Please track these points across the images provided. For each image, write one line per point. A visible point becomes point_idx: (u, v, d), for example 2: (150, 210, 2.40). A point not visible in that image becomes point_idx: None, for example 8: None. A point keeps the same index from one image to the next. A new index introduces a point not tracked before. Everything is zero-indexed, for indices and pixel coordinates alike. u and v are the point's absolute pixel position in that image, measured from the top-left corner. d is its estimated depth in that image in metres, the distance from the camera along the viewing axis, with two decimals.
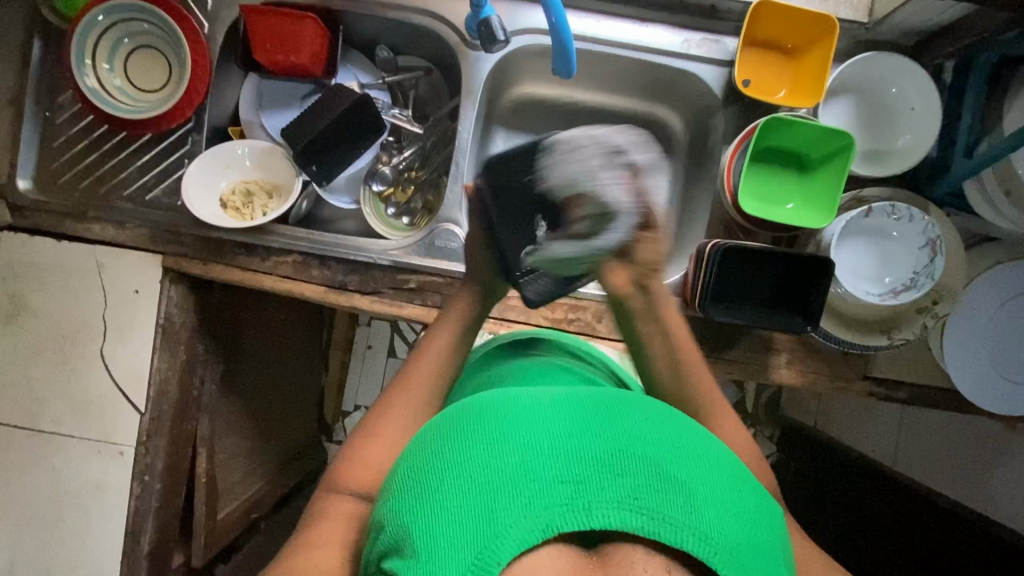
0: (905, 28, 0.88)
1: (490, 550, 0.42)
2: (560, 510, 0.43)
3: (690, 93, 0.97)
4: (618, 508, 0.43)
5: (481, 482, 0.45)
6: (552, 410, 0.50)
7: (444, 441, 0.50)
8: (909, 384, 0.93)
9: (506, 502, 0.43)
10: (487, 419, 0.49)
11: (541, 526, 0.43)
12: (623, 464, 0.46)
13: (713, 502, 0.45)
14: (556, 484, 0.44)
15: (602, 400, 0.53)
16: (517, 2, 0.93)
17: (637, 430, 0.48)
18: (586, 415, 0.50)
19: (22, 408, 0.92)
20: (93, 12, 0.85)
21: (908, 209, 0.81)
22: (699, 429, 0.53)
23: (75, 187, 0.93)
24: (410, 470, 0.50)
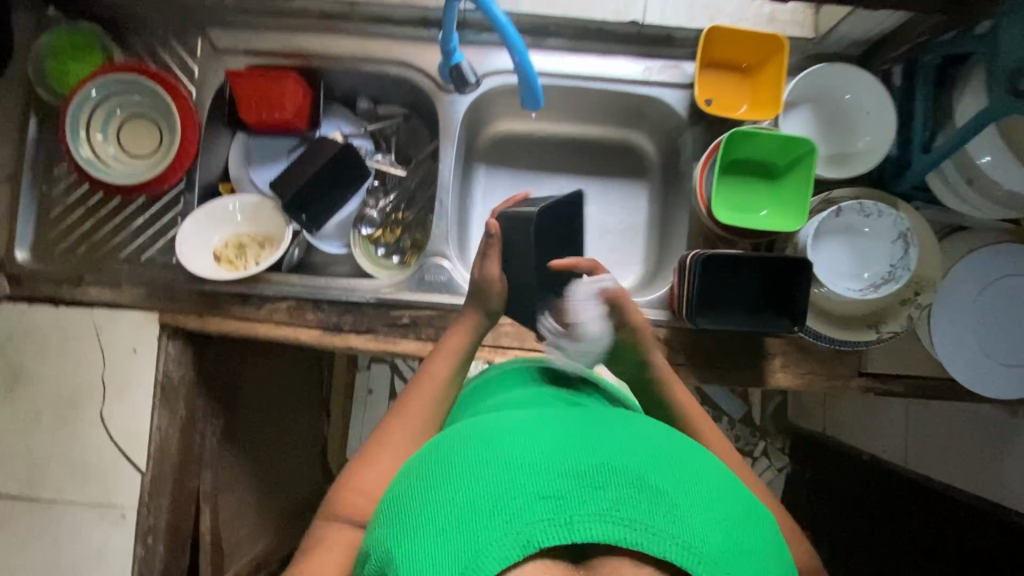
0: (850, 39, 0.93)
1: (473, 567, 0.42)
2: (542, 524, 0.44)
3: (658, 116, 1.02)
4: (601, 521, 0.44)
5: (465, 503, 0.46)
6: (536, 431, 0.51)
7: (431, 468, 0.51)
8: (905, 376, 0.93)
9: (490, 520, 0.44)
10: (472, 444, 0.51)
11: (523, 541, 0.43)
12: (605, 477, 0.46)
13: (696, 513, 0.45)
14: (538, 499, 0.45)
15: (586, 422, 0.54)
16: (485, 47, 0.99)
17: (619, 447, 0.50)
18: (569, 435, 0.51)
19: (22, 478, 0.91)
20: (87, 88, 0.90)
21: (875, 205, 0.84)
22: (683, 444, 0.54)
23: (72, 253, 0.96)
24: (398, 497, 0.51)
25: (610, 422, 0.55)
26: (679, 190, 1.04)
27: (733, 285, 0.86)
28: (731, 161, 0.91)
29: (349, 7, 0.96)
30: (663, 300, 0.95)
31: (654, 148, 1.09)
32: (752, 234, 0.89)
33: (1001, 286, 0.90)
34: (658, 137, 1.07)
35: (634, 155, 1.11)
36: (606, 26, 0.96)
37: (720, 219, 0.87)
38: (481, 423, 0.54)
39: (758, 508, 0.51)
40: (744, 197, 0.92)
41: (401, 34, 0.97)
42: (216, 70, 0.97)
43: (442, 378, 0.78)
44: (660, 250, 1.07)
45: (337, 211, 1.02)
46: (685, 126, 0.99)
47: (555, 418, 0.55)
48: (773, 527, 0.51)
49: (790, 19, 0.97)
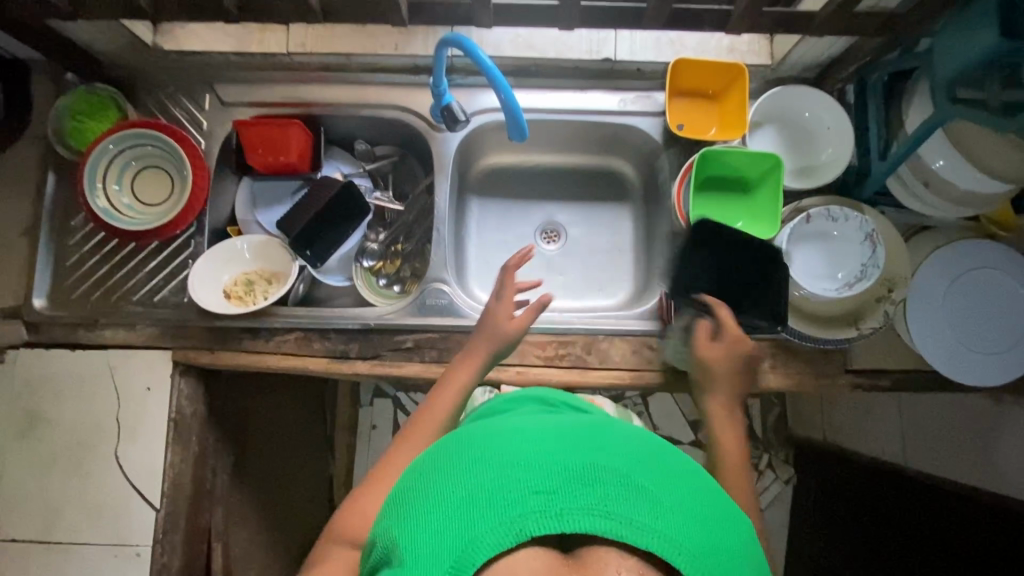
0: (804, 64, 1.02)
1: (468, 554, 0.46)
2: (533, 517, 0.47)
3: (635, 142, 1.10)
4: (589, 514, 0.47)
5: (463, 496, 0.49)
6: (530, 433, 0.54)
7: (434, 465, 0.54)
8: (886, 370, 0.99)
9: (486, 513, 0.48)
10: (470, 444, 0.54)
11: (515, 531, 0.47)
12: (594, 475, 0.50)
13: (678, 512, 0.49)
14: (531, 494, 0.48)
15: (581, 428, 0.57)
16: (472, 88, 1.07)
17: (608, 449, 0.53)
18: (564, 437, 0.54)
19: (38, 522, 0.93)
20: (104, 143, 0.97)
21: (842, 210, 0.91)
22: (669, 448, 0.57)
23: (88, 298, 1.00)
24: (401, 491, 0.54)
25: (604, 427, 0.58)
26: (661, 209, 1.11)
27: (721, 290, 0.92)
28: (706, 177, 0.98)
29: (347, 59, 1.04)
30: (654, 310, 1.00)
31: (635, 172, 1.17)
32: (731, 243, 0.96)
33: (968, 279, 0.96)
34: (637, 162, 1.15)
35: (617, 179, 1.18)
36: (582, 64, 1.05)
37: (699, 231, 0.93)
38: (480, 426, 0.58)
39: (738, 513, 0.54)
40: (721, 210, 0.98)
41: (394, 81, 1.06)
42: (223, 122, 1.04)
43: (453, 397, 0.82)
44: (648, 266, 1.13)
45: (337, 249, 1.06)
46: (661, 149, 1.07)
47: (552, 422, 0.58)
48: (753, 535, 0.54)
49: (749, 49, 1.05)
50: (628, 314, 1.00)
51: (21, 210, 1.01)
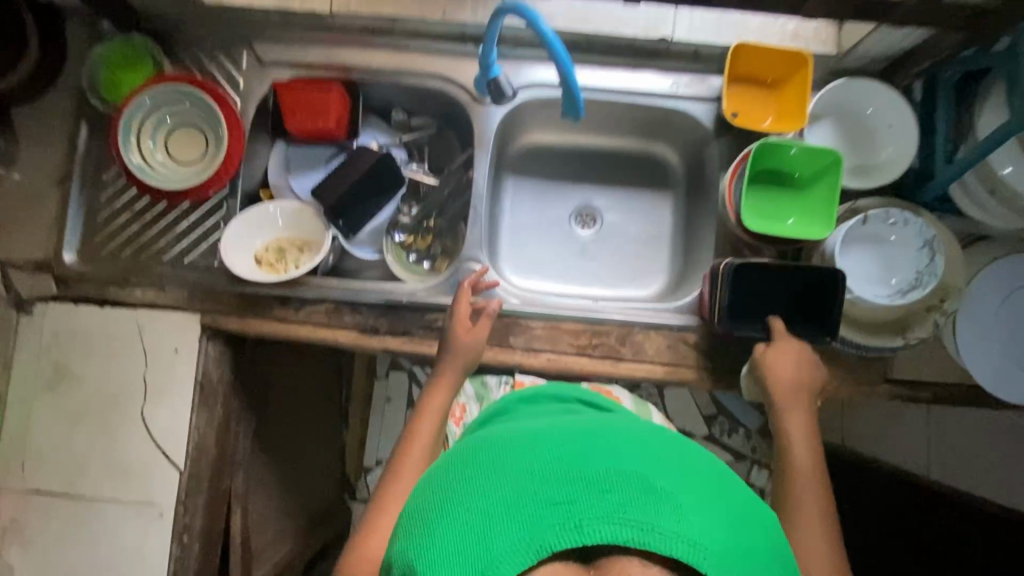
0: (872, 56, 0.97)
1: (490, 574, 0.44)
2: (553, 529, 0.45)
3: (684, 128, 1.06)
4: (610, 522, 0.45)
5: (480, 514, 0.48)
6: (540, 441, 0.53)
7: (446, 482, 0.53)
8: (929, 382, 0.95)
9: (504, 529, 0.46)
10: (482, 459, 0.53)
11: (536, 546, 0.45)
12: (612, 481, 0.48)
13: (698, 514, 0.47)
14: (549, 506, 0.46)
15: (591, 428, 0.55)
16: (518, 61, 1.02)
17: (621, 452, 0.51)
18: (576, 441, 0.52)
19: (63, 476, 0.93)
20: (140, 97, 0.94)
21: (902, 214, 0.87)
22: (681, 445, 0.56)
23: (117, 256, 0.99)
24: (416, 511, 0.53)
25: (613, 426, 0.56)
26: (705, 200, 1.07)
27: (766, 300, 0.88)
28: (757, 171, 0.94)
29: (391, 23, 1.01)
30: (693, 305, 0.98)
31: (680, 160, 1.13)
32: (779, 241, 0.92)
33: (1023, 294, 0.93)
34: (683, 150, 1.10)
35: (659, 166, 1.14)
36: (637, 41, 1.00)
37: (749, 227, 0.90)
38: (491, 439, 0.56)
39: (755, 507, 0.53)
40: (771, 206, 0.94)
41: (439, 49, 1.02)
42: (261, 82, 1.01)
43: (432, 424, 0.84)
44: (685, 258, 1.10)
45: (368, 221, 1.05)
46: (712, 138, 1.02)
47: (562, 425, 0.56)
48: (773, 531, 0.53)
49: (814, 36, 1.00)
50: (665, 307, 0.97)
51: (53, 160, 0.99)
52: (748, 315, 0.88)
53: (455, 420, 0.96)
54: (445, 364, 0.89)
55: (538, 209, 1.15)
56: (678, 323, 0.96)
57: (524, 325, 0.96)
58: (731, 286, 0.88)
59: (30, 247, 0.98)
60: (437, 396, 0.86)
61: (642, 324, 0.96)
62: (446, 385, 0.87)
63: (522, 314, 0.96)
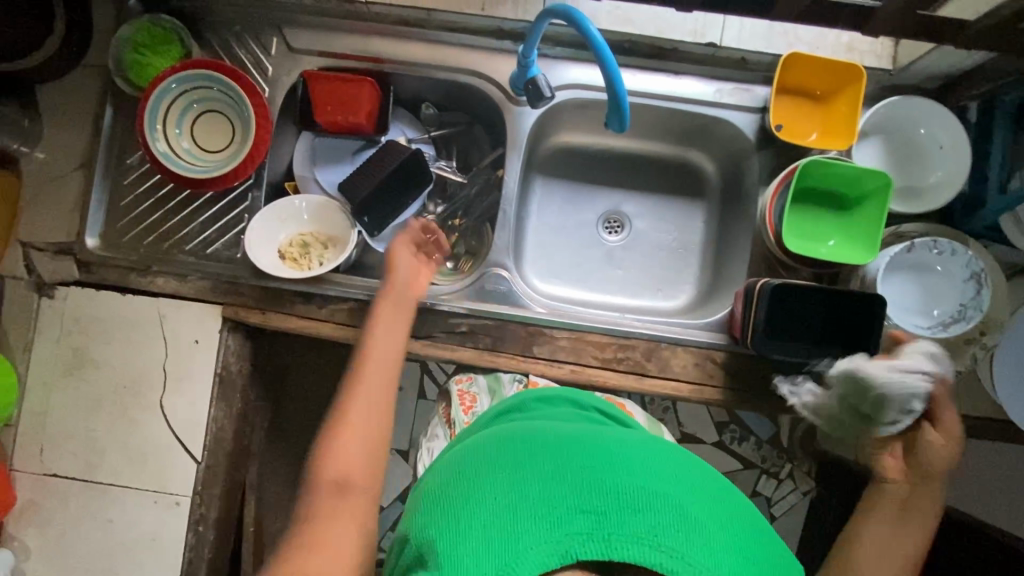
0: (928, 73, 0.92)
1: (510, 569, 0.44)
2: (581, 538, 0.45)
3: (724, 138, 1.02)
4: (638, 542, 0.44)
5: (509, 510, 0.48)
6: (574, 454, 0.53)
7: (476, 476, 0.53)
8: (962, 416, 0.93)
9: (531, 528, 0.46)
10: (515, 459, 0.53)
11: (561, 550, 0.44)
12: (644, 503, 0.47)
13: (725, 550, 0.46)
14: (579, 514, 0.46)
15: (626, 450, 0.55)
16: (555, 59, 0.98)
17: (655, 475, 0.51)
18: (611, 460, 0.52)
19: (81, 461, 0.94)
20: (167, 81, 0.91)
21: (951, 243, 0.83)
22: (713, 481, 0.55)
23: (140, 243, 0.97)
24: (440, 498, 0.53)
25: (648, 451, 0.56)
26: (740, 213, 1.04)
27: (802, 324, 0.85)
28: (800, 189, 0.91)
29: (427, 14, 0.97)
30: (722, 323, 0.95)
31: (716, 170, 1.09)
32: (817, 264, 0.89)
33: None
34: (720, 159, 1.07)
35: (693, 175, 1.11)
36: (682, 46, 0.96)
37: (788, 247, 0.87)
38: (523, 442, 0.57)
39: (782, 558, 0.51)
40: (811, 227, 0.91)
41: (475, 43, 0.98)
42: (291, 70, 0.98)
43: (382, 380, 0.78)
44: (715, 271, 1.07)
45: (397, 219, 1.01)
46: (753, 150, 0.99)
47: (596, 442, 0.56)
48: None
49: (869, 50, 0.95)
50: (693, 324, 0.95)
51: (78, 142, 0.97)
52: (783, 332, 0.85)
53: (464, 408, 0.93)
54: (383, 305, 0.88)
55: (566, 212, 1.12)
56: (706, 341, 0.94)
57: (549, 335, 0.95)
58: (767, 308, 0.85)
59: (52, 229, 0.97)
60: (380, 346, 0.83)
61: (669, 339, 0.94)
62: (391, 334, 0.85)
63: (547, 324, 0.95)
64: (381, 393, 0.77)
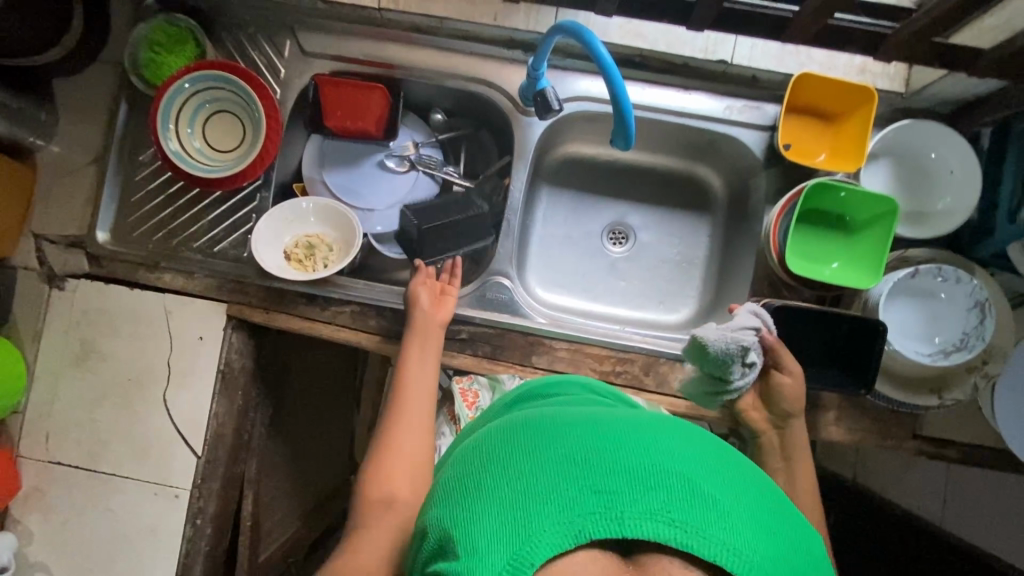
0: (941, 97, 0.91)
1: (525, 555, 0.42)
2: (593, 519, 0.43)
3: (731, 155, 1.02)
4: (652, 519, 0.42)
5: (519, 492, 0.45)
6: (585, 427, 0.50)
7: (481, 457, 0.50)
8: (959, 443, 0.93)
9: (543, 511, 0.43)
10: (523, 435, 0.50)
11: (574, 532, 0.42)
12: (657, 478, 0.44)
13: (744, 523, 0.43)
14: (590, 494, 0.43)
15: (637, 420, 0.51)
16: (565, 71, 0.98)
17: (669, 445, 0.48)
18: (622, 432, 0.49)
19: (85, 450, 0.96)
20: (180, 81, 0.92)
21: (955, 271, 0.83)
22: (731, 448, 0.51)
23: (149, 238, 0.99)
24: (448, 483, 0.51)
25: (660, 419, 0.52)
26: (746, 230, 1.03)
27: (800, 346, 0.85)
28: (806, 210, 0.91)
29: (439, 22, 0.97)
30: None
31: (723, 185, 1.09)
32: (819, 286, 0.89)
33: None
34: (728, 175, 1.06)
35: (700, 189, 1.10)
36: (692, 62, 0.96)
37: (790, 267, 0.87)
38: (532, 418, 0.53)
39: (805, 523, 0.48)
40: (815, 249, 0.91)
41: (485, 53, 0.98)
42: (303, 73, 0.99)
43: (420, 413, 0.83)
44: (719, 287, 1.07)
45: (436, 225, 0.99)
46: (760, 168, 0.98)
47: (607, 415, 0.53)
48: (820, 549, 0.48)
49: (881, 71, 0.94)
50: None
51: (93, 137, 0.99)
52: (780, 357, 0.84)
53: (467, 404, 0.93)
54: (407, 349, 0.90)
55: (572, 222, 1.12)
56: None
57: (548, 345, 0.95)
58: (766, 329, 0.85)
59: (64, 222, 0.99)
60: (414, 396, 0.85)
61: (666, 355, 0.94)
62: (422, 383, 0.86)
63: (546, 334, 0.95)
64: (413, 448, 0.79)
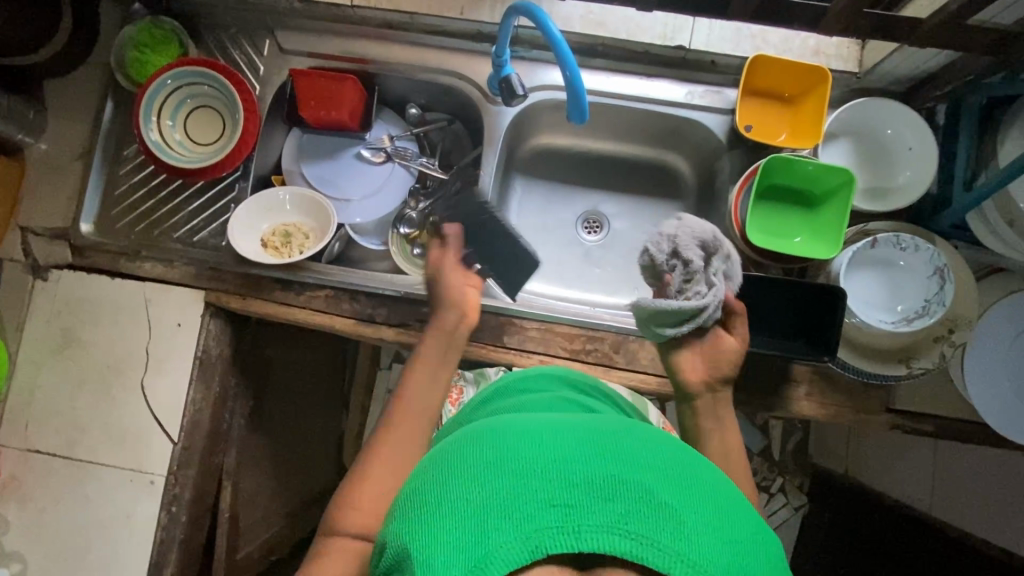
0: (894, 76, 0.94)
1: (478, 571, 0.38)
2: (549, 533, 0.39)
3: (697, 139, 1.04)
4: (610, 531, 0.39)
5: (474, 508, 0.41)
6: (545, 433, 0.46)
7: (439, 469, 0.46)
8: (933, 416, 0.93)
9: (498, 526, 0.40)
10: (481, 444, 0.46)
11: (529, 547, 0.39)
12: (616, 489, 0.42)
13: (706, 534, 0.41)
14: (547, 507, 0.40)
15: (601, 429, 0.48)
16: (533, 63, 1.02)
17: (630, 454, 0.45)
18: (582, 441, 0.46)
19: (63, 438, 0.97)
20: (162, 77, 0.97)
21: (912, 239, 0.85)
22: (696, 457, 0.48)
23: (131, 229, 1.02)
24: (404, 497, 0.47)
25: (623, 428, 0.49)
26: (713, 212, 1.05)
27: (762, 316, 0.87)
28: (765, 188, 0.93)
29: (409, 18, 1.01)
30: None
31: (692, 171, 1.11)
32: (784, 258, 0.90)
33: None
34: (695, 160, 1.09)
35: (670, 176, 1.13)
36: (652, 49, 0.99)
37: (753, 241, 0.89)
38: (493, 424, 0.50)
39: (768, 533, 0.45)
40: (777, 224, 0.93)
41: (454, 46, 1.03)
42: (281, 69, 1.03)
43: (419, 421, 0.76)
44: None
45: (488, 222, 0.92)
46: (724, 150, 1.01)
47: (570, 421, 0.50)
48: (781, 556, 0.46)
49: (836, 52, 0.97)
50: None
51: (80, 135, 1.03)
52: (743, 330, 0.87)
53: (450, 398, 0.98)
54: (426, 353, 0.82)
55: (547, 211, 1.15)
56: None
57: (519, 326, 0.96)
58: None
59: (51, 215, 1.02)
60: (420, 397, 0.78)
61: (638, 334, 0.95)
62: (432, 384, 0.80)
63: (516, 315, 0.97)
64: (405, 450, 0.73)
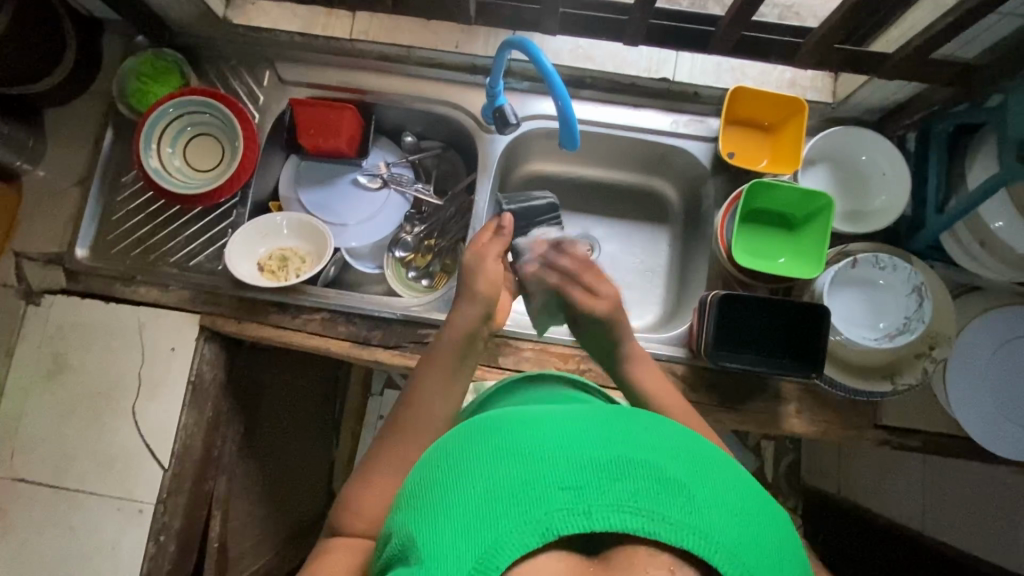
0: (865, 106, 1.00)
1: (491, 551, 0.40)
2: (560, 514, 0.41)
3: (682, 166, 1.09)
4: (620, 510, 0.41)
5: (485, 492, 0.43)
6: (552, 421, 0.48)
7: (444, 458, 0.47)
8: (920, 432, 0.94)
9: (509, 510, 0.41)
10: (489, 432, 0.47)
11: (541, 529, 0.40)
12: (624, 469, 0.43)
13: (713, 506, 0.42)
14: (557, 490, 0.42)
15: (605, 414, 0.50)
16: (526, 94, 1.07)
17: (635, 436, 0.46)
18: (587, 426, 0.47)
19: (49, 466, 0.95)
20: (164, 106, 0.99)
21: (891, 259, 0.89)
22: (697, 436, 0.50)
23: (127, 255, 1.02)
24: (413, 486, 0.48)
25: (628, 414, 0.51)
26: (701, 235, 1.09)
27: (750, 333, 0.90)
28: (749, 210, 0.97)
29: (406, 51, 1.06)
30: (681, 338, 0.98)
31: (679, 196, 1.15)
32: (771, 278, 0.94)
33: (1017, 345, 0.92)
34: (681, 185, 1.13)
35: (656, 201, 1.16)
36: (638, 81, 1.04)
37: (739, 262, 0.92)
38: (499, 415, 0.50)
39: (772, 505, 0.47)
40: (762, 246, 0.97)
41: (450, 77, 1.07)
42: (280, 99, 1.07)
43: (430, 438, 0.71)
44: (680, 290, 1.11)
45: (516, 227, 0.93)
46: (708, 175, 1.05)
47: (575, 409, 0.51)
48: (789, 530, 0.47)
49: (811, 84, 1.03)
50: (655, 338, 0.97)
51: (78, 162, 1.05)
52: (730, 346, 0.90)
53: None
54: (434, 367, 0.76)
55: None
56: (666, 353, 0.96)
57: (514, 346, 0.98)
58: (717, 318, 0.90)
59: (46, 241, 1.02)
60: (438, 398, 0.74)
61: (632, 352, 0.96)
62: (447, 384, 0.76)
63: (512, 336, 0.98)
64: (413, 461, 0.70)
